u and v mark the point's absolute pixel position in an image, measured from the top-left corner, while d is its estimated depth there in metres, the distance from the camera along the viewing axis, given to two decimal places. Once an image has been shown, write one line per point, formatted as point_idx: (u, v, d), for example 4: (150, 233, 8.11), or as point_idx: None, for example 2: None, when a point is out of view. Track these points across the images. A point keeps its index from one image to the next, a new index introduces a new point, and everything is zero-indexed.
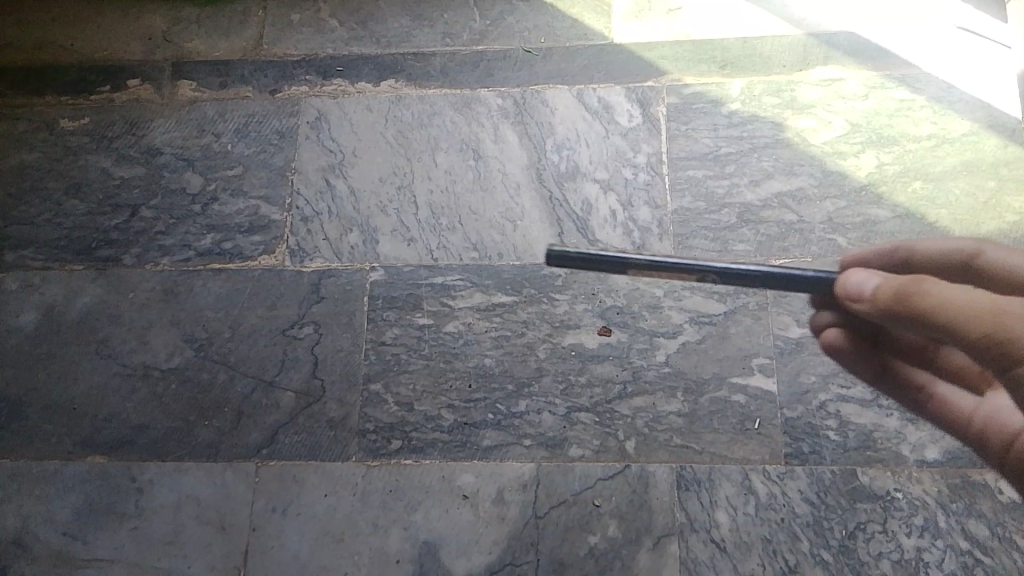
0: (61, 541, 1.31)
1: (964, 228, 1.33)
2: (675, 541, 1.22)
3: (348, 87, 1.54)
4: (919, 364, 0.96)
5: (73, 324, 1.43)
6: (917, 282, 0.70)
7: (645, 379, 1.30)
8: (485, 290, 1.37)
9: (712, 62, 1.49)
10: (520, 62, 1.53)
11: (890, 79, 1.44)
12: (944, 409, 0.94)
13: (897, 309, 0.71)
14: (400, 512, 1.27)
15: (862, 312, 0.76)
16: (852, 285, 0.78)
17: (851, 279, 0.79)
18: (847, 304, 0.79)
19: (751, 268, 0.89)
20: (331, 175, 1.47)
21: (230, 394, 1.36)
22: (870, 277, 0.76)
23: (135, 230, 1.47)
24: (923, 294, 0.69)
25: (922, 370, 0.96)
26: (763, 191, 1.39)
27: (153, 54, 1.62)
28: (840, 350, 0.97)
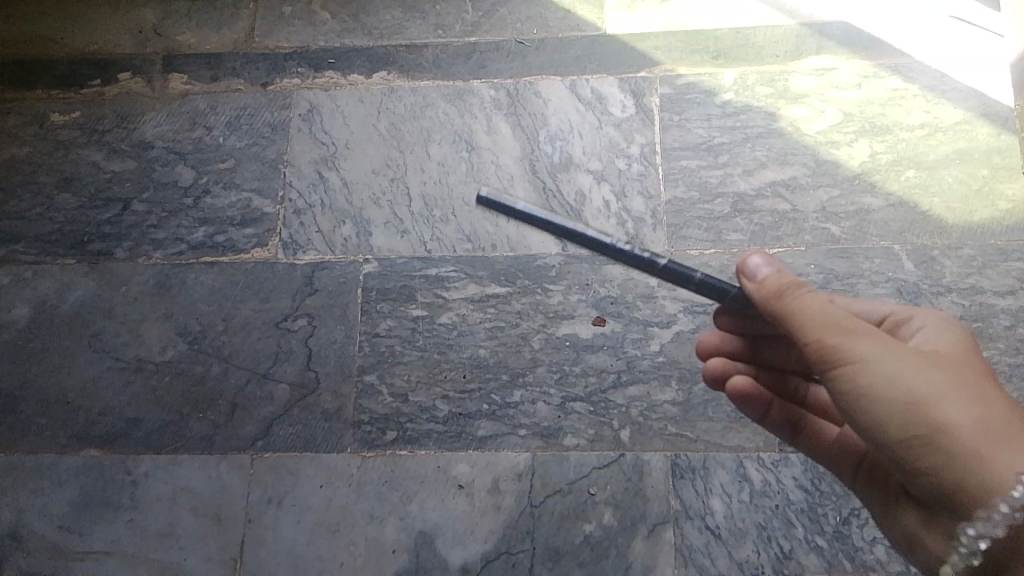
0: (55, 535, 1.30)
1: (957, 216, 1.34)
2: (671, 529, 1.23)
3: (340, 79, 1.54)
4: (794, 401, 1.10)
5: (66, 318, 1.42)
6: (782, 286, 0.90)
7: (639, 369, 1.30)
8: (479, 281, 1.37)
9: (704, 52, 1.49)
10: (513, 53, 1.53)
11: (882, 68, 1.45)
12: (810, 440, 1.08)
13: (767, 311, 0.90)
14: (395, 503, 1.27)
15: (749, 291, 0.93)
16: (748, 267, 0.94)
17: (749, 260, 0.95)
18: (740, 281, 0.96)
19: (659, 258, 1.05)
20: (323, 167, 1.47)
21: (224, 386, 1.36)
22: (766, 260, 0.93)
23: (127, 223, 1.47)
24: (787, 299, 0.89)
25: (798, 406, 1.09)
26: (756, 180, 1.39)
27: (144, 47, 1.61)
28: (738, 396, 1.07)
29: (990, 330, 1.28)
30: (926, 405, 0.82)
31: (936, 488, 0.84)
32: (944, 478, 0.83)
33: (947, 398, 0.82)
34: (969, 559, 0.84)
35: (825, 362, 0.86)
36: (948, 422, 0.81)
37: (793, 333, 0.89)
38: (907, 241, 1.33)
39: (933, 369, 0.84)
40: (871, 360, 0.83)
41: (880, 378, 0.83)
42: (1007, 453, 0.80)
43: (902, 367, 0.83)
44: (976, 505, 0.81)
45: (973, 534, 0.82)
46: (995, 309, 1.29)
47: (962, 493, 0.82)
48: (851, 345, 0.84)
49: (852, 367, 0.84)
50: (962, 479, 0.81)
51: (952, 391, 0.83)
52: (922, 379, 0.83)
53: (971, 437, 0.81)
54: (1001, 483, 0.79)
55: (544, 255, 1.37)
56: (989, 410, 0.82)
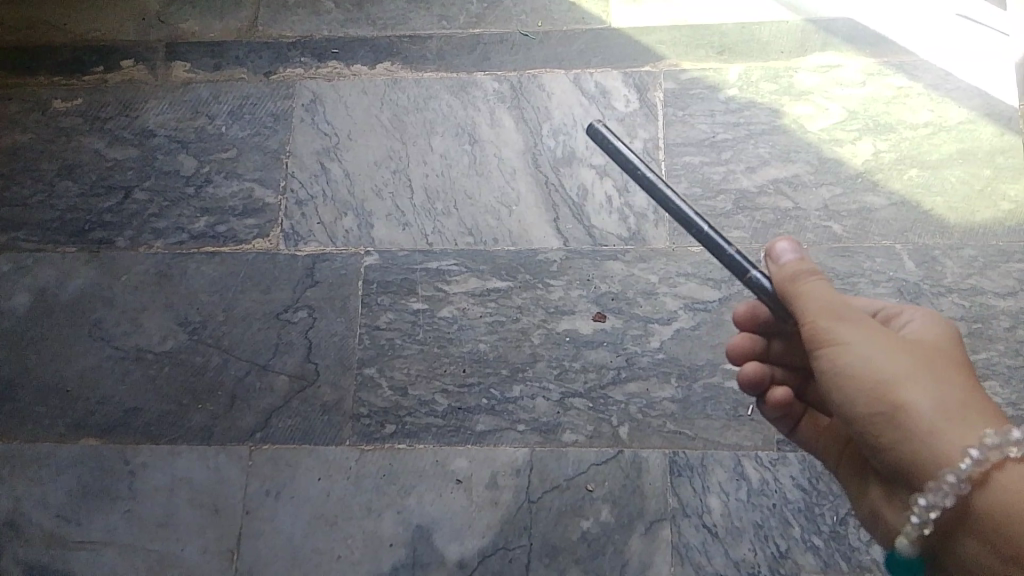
0: (54, 523, 1.31)
1: (960, 216, 1.33)
2: (668, 526, 1.23)
3: (343, 70, 1.53)
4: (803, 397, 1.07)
5: (66, 306, 1.42)
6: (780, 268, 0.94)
7: (639, 365, 1.30)
8: (480, 275, 1.37)
9: (709, 48, 1.48)
10: (517, 46, 1.52)
11: (887, 66, 1.44)
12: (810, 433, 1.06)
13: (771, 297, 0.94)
14: (393, 496, 1.27)
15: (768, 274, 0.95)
16: (774, 251, 0.95)
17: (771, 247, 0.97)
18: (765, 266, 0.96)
19: (722, 241, 0.95)
20: (325, 158, 1.47)
21: (224, 377, 1.36)
22: (792, 248, 0.94)
23: (128, 212, 1.46)
24: (796, 285, 0.91)
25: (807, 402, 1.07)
26: (759, 177, 1.39)
27: (147, 35, 1.60)
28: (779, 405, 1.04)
29: (990, 331, 1.27)
30: (894, 384, 0.85)
31: (898, 465, 0.87)
32: (906, 455, 0.85)
33: (917, 380, 0.85)
34: (919, 529, 0.85)
35: (808, 340, 0.90)
36: (913, 401, 0.84)
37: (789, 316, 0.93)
38: (909, 241, 1.33)
39: (909, 353, 0.87)
40: (849, 340, 0.87)
41: (855, 357, 0.87)
42: (961, 432, 0.82)
43: (877, 348, 0.87)
44: (931, 481, 0.83)
45: (922, 504, 0.84)
46: (995, 310, 1.28)
47: (919, 469, 0.84)
48: (832, 325, 0.88)
49: (831, 347, 0.88)
50: (920, 455, 0.84)
51: (923, 374, 0.85)
52: (895, 360, 0.86)
53: (934, 418, 0.83)
54: (952, 457, 0.82)
55: (545, 250, 1.37)
56: (957, 395, 0.84)
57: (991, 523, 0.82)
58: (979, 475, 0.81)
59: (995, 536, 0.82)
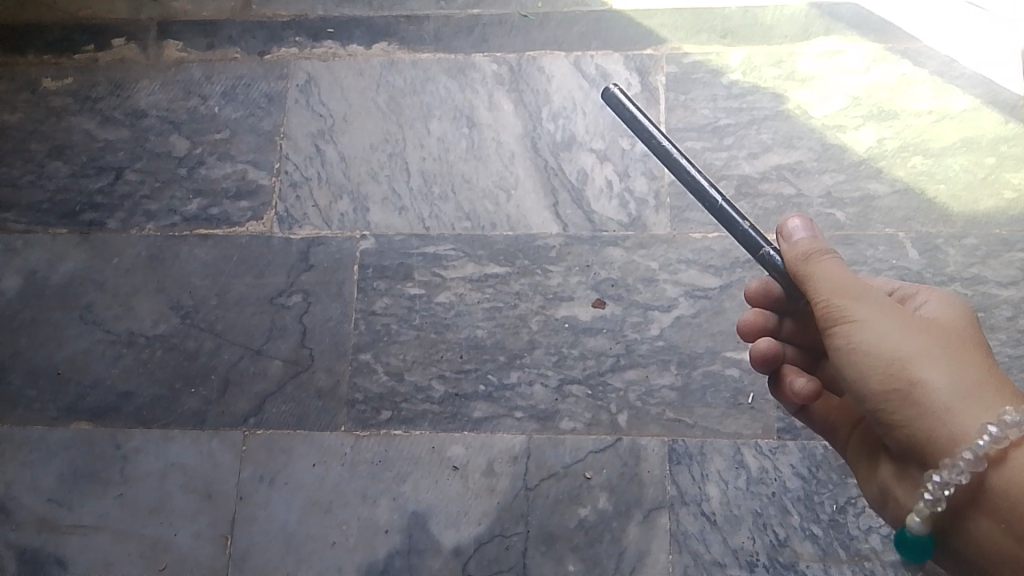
0: (44, 508, 1.29)
1: (962, 205, 1.32)
2: (666, 514, 1.22)
3: (339, 50, 1.50)
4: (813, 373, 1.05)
5: (57, 289, 1.40)
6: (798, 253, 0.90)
7: (638, 353, 1.29)
8: (478, 260, 1.35)
9: (712, 31, 1.46)
10: (516, 28, 1.50)
11: (892, 52, 1.42)
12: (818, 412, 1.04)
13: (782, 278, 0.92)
14: (389, 483, 1.26)
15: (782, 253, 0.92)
16: (788, 229, 0.92)
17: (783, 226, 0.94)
18: (777, 245, 0.93)
19: (731, 209, 0.94)
20: (321, 140, 1.44)
21: (217, 361, 1.34)
22: (806, 226, 0.91)
23: (119, 194, 1.44)
24: (811, 265, 0.88)
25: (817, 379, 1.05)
26: (761, 163, 1.37)
27: (139, 13, 1.57)
28: (793, 384, 1.00)
29: (991, 321, 1.26)
30: (909, 363, 0.83)
31: (910, 443, 0.86)
32: (920, 434, 0.84)
33: (932, 358, 0.84)
34: (933, 506, 0.83)
35: (823, 320, 0.87)
36: (930, 379, 0.83)
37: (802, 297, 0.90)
38: (911, 229, 1.31)
39: (923, 331, 0.86)
40: (865, 320, 0.85)
41: (871, 336, 0.85)
42: (978, 411, 0.82)
43: (893, 327, 0.85)
44: (946, 459, 0.82)
45: (938, 481, 0.82)
46: (997, 300, 1.27)
47: (933, 448, 0.83)
48: (847, 304, 0.86)
49: (847, 326, 0.86)
50: (934, 433, 0.83)
51: (937, 353, 0.84)
52: (910, 338, 0.85)
53: (949, 396, 0.82)
54: (968, 435, 0.81)
55: (544, 236, 1.35)
56: (971, 373, 0.84)
57: (1004, 500, 0.81)
58: (996, 453, 0.81)
59: (1008, 513, 0.81)
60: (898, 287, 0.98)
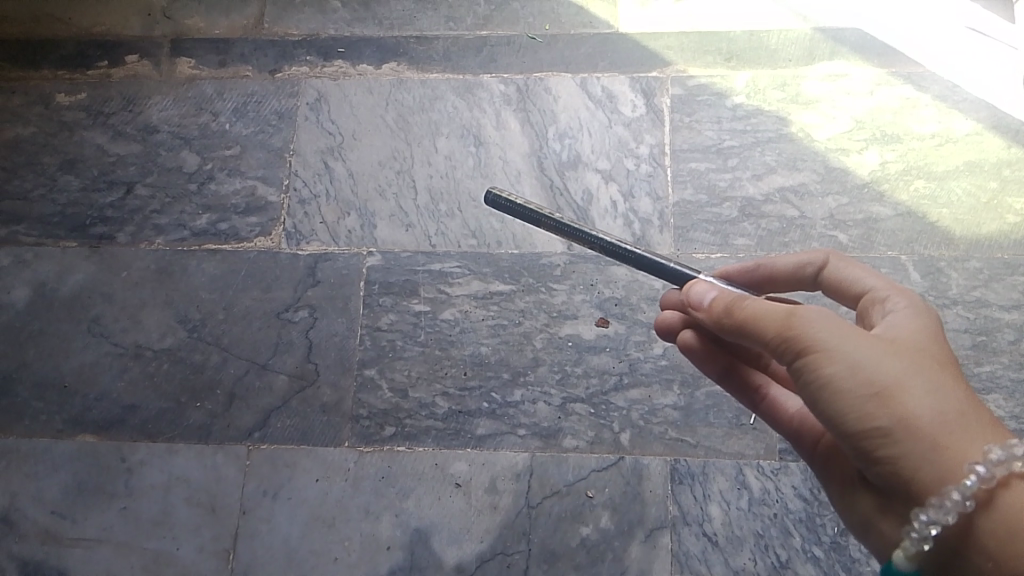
0: (48, 519, 1.30)
1: (965, 228, 1.33)
2: (668, 534, 1.22)
3: (349, 69, 1.52)
4: (759, 368, 0.97)
5: (65, 301, 1.41)
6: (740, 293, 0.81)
7: (641, 371, 1.29)
8: (483, 278, 1.36)
9: (717, 54, 1.48)
10: (524, 48, 1.52)
11: (896, 76, 1.43)
12: (771, 414, 0.95)
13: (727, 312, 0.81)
14: (391, 499, 1.26)
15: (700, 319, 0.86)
16: (694, 293, 0.87)
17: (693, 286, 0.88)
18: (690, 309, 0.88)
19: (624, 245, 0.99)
20: (329, 157, 1.46)
21: (223, 375, 1.35)
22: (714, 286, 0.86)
23: (130, 208, 1.46)
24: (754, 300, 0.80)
25: (762, 372, 0.97)
26: (765, 185, 1.38)
27: (152, 30, 1.59)
28: (688, 344, 0.98)
29: (995, 344, 1.27)
30: (887, 391, 0.74)
31: (891, 480, 0.76)
32: (905, 472, 0.75)
33: (910, 384, 0.74)
34: (920, 544, 0.75)
35: (786, 351, 0.77)
36: (911, 409, 0.74)
37: (748, 333, 0.80)
38: (914, 252, 1.32)
39: (896, 355, 0.76)
40: (834, 347, 0.75)
41: (842, 365, 0.75)
42: (962, 444, 0.73)
43: (864, 351, 0.75)
44: (933, 497, 0.73)
45: (924, 520, 0.73)
46: (1000, 323, 1.28)
47: (918, 485, 0.74)
48: (810, 331, 0.76)
49: (814, 356, 0.75)
50: (921, 470, 0.74)
51: (916, 377, 0.75)
52: (884, 363, 0.75)
53: (933, 426, 0.73)
54: (956, 473, 0.73)
55: (550, 254, 1.36)
56: (951, 399, 0.75)
57: (995, 540, 0.74)
58: (985, 493, 0.73)
59: (998, 551, 0.74)
60: (870, 286, 0.88)
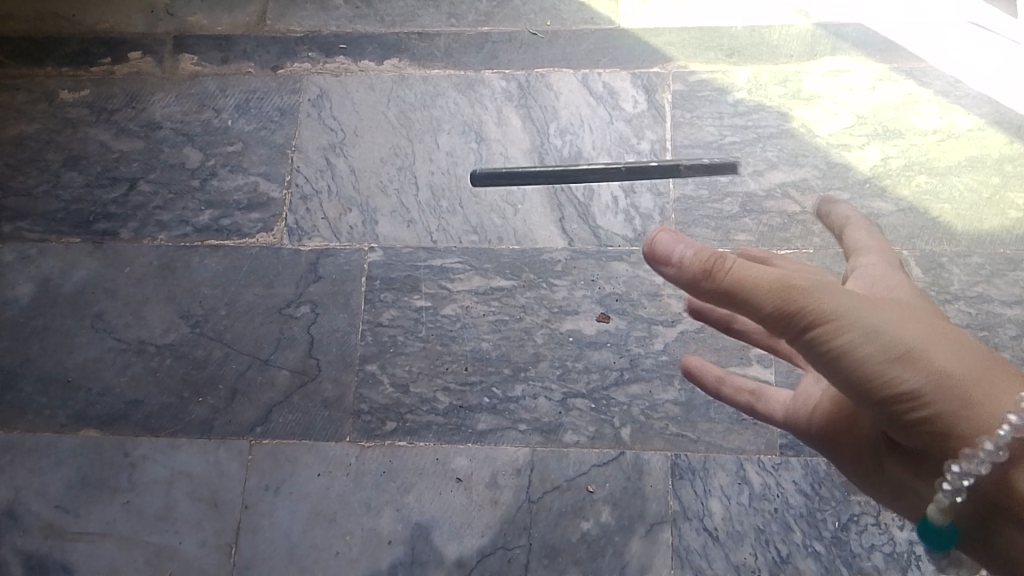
0: (52, 514, 1.30)
1: (967, 224, 1.33)
2: (668, 529, 1.22)
3: (351, 65, 1.53)
4: None
5: (69, 296, 1.42)
6: (728, 258, 0.73)
7: (642, 367, 1.30)
8: (484, 274, 1.36)
9: (719, 50, 1.48)
10: (525, 44, 1.52)
11: (897, 71, 1.43)
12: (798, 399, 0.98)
13: (715, 281, 0.73)
14: (393, 493, 1.27)
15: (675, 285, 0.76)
16: (660, 253, 0.75)
17: (658, 241, 0.76)
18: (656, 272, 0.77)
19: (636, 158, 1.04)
20: (331, 154, 1.46)
21: (225, 370, 1.35)
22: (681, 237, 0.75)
23: (133, 204, 1.46)
24: (746, 269, 0.72)
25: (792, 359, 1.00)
26: (766, 181, 1.38)
27: (155, 27, 1.60)
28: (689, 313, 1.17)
29: (996, 339, 1.27)
30: (906, 350, 0.69)
31: (921, 436, 0.72)
32: (935, 427, 0.70)
33: (924, 339, 0.70)
34: (953, 498, 0.72)
35: (791, 325, 0.71)
36: (933, 363, 0.69)
37: (741, 309, 0.73)
38: (916, 247, 1.32)
39: (903, 315, 0.71)
40: (840, 313, 0.69)
41: (853, 331, 0.69)
42: (991, 392, 0.69)
43: (871, 314, 0.70)
44: (966, 448, 0.69)
45: (956, 471, 0.70)
46: (1002, 319, 1.28)
47: (951, 440, 0.70)
48: (812, 301, 0.69)
49: (823, 326, 0.69)
50: (953, 425, 0.69)
51: (928, 331, 0.70)
52: (893, 321, 0.70)
53: (957, 378, 0.69)
54: (990, 424, 0.68)
55: (551, 250, 1.37)
56: (965, 349, 0.70)
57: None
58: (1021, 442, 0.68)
59: None
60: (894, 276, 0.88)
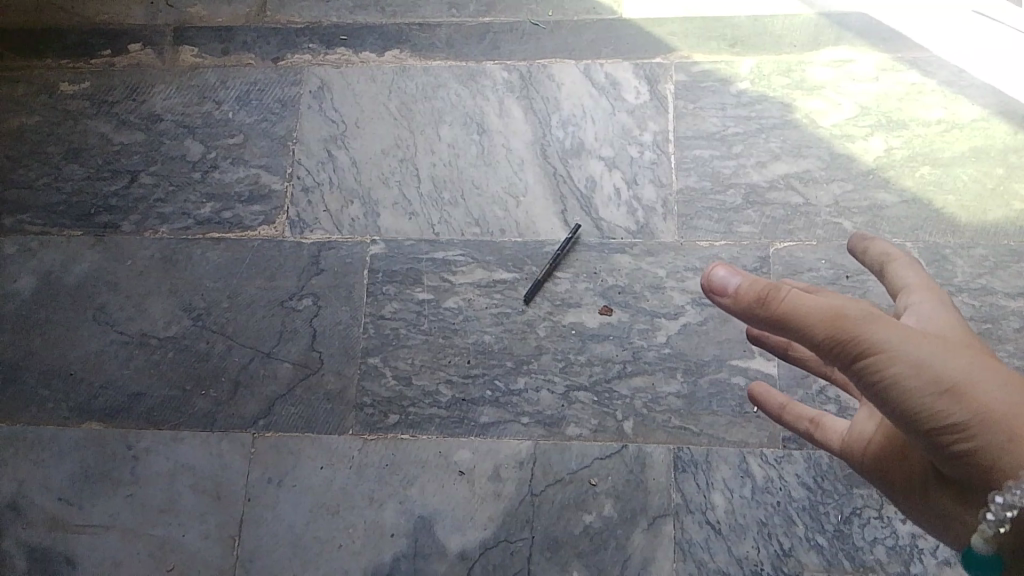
0: (56, 507, 1.31)
1: (971, 216, 1.32)
2: (671, 522, 1.22)
3: (352, 56, 1.52)
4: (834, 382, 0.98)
5: (71, 290, 1.42)
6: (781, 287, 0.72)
7: (645, 359, 1.29)
8: (486, 266, 1.36)
9: (722, 40, 1.47)
10: (527, 35, 1.51)
11: (901, 61, 1.42)
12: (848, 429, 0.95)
13: (764, 308, 0.72)
14: (396, 486, 1.27)
15: (725, 308, 0.76)
16: (715, 280, 0.76)
17: (713, 270, 0.77)
18: (709, 296, 0.77)
19: None
20: (333, 146, 1.46)
21: (228, 364, 1.35)
22: (736, 270, 0.75)
23: (134, 197, 1.46)
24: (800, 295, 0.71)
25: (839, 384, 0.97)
26: (769, 172, 1.37)
27: (155, 18, 1.59)
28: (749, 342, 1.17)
29: (999, 332, 1.26)
30: (956, 384, 0.67)
31: (969, 468, 0.70)
32: (982, 459, 0.68)
33: (976, 372, 0.67)
34: (996, 527, 0.69)
35: (842, 355, 0.69)
36: (985, 397, 0.67)
37: (793, 336, 0.72)
38: (919, 239, 1.31)
39: (957, 348, 0.70)
40: (891, 344, 0.68)
41: (906, 364, 0.68)
42: None
43: (922, 347, 0.68)
44: (1006, 480, 0.67)
45: (1000, 502, 0.67)
46: (1005, 311, 1.27)
47: (995, 473, 0.67)
48: (866, 330, 0.68)
49: (873, 356, 0.68)
50: (1000, 460, 0.67)
51: (981, 367, 0.68)
52: (944, 353, 0.68)
53: (1009, 412, 0.66)
54: None
55: (553, 242, 1.36)
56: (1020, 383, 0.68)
57: None
58: None
59: None
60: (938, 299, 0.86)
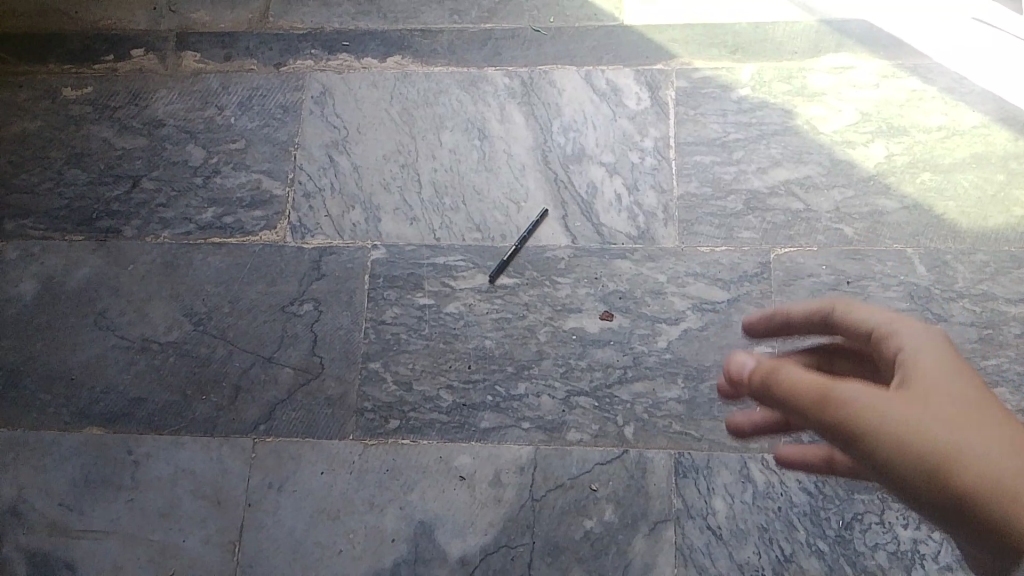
0: (56, 511, 1.31)
1: (972, 222, 1.32)
2: (672, 528, 1.22)
3: (354, 62, 1.52)
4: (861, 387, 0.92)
5: (72, 294, 1.42)
6: (778, 368, 0.80)
7: (646, 365, 1.29)
8: (487, 271, 1.36)
9: (723, 47, 1.47)
10: (528, 42, 1.51)
11: (902, 68, 1.42)
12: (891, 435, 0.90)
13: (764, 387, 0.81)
14: (396, 492, 1.27)
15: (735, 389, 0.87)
16: (733, 364, 0.86)
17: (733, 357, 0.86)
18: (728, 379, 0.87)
19: None
20: (334, 151, 1.46)
21: (228, 369, 1.36)
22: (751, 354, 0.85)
23: (136, 202, 1.46)
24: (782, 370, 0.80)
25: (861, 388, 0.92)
26: (770, 178, 1.38)
27: (158, 24, 1.60)
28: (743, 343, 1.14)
29: (1000, 338, 1.26)
30: (938, 463, 0.70)
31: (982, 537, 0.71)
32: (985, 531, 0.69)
33: (962, 441, 0.70)
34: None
35: (834, 435, 0.76)
36: (972, 471, 0.69)
37: (795, 416, 0.79)
38: (920, 245, 1.32)
39: (953, 417, 0.71)
40: (874, 428, 0.73)
41: (889, 445, 0.72)
42: None
43: (913, 423, 0.72)
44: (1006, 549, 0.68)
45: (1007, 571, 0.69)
46: (1006, 317, 1.27)
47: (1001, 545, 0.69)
48: (852, 413, 0.74)
49: (859, 434, 0.74)
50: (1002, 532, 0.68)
51: (970, 437, 0.70)
52: (933, 428, 0.71)
53: (999, 486, 0.67)
54: None
55: (554, 247, 1.37)
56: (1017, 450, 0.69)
57: None
58: None
59: None
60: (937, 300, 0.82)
